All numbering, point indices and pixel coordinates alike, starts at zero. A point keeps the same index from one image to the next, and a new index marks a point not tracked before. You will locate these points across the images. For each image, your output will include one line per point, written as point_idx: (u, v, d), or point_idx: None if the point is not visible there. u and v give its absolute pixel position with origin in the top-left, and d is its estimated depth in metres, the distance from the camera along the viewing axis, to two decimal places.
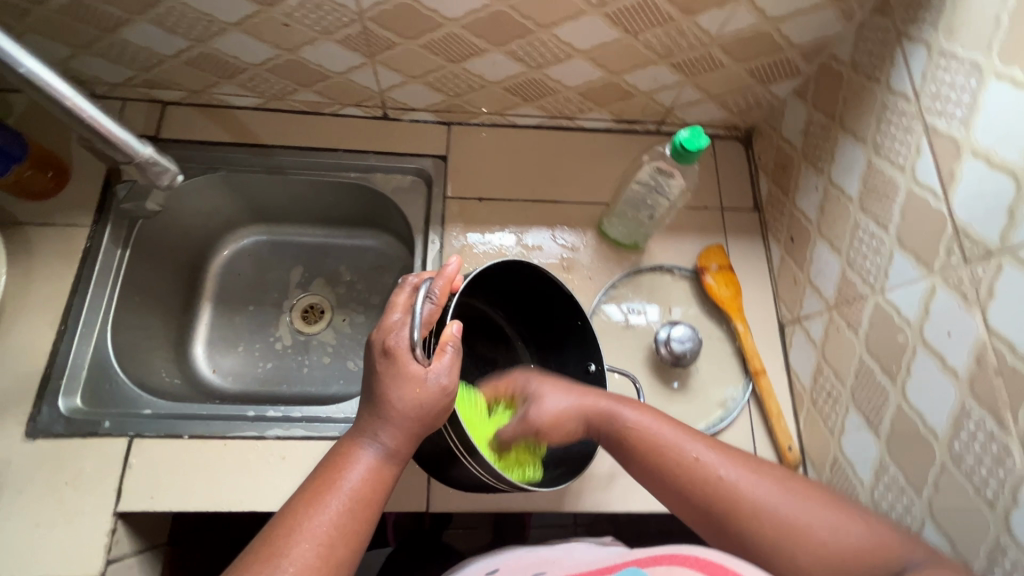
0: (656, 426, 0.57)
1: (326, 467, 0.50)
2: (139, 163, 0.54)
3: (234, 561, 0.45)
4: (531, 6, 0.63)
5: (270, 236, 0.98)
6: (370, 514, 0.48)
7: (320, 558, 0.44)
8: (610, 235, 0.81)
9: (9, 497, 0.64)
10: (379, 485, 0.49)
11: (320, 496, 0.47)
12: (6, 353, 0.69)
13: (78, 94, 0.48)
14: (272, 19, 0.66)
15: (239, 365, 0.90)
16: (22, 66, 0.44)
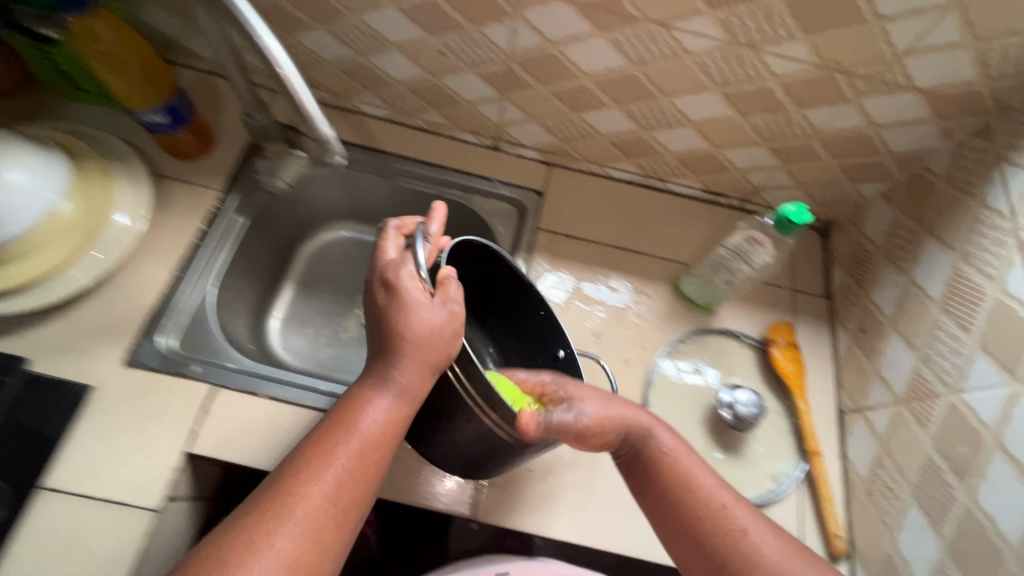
0: (677, 449, 0.58)
1: (341, 408, 0.51)
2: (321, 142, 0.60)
3: (247, 496, 0.46)
4: (661, 76, 0.71)
5: (359, 235, 1.05)
6: (385, 452, 0.50)
7: (332, 496, 0.46)
8: (684, 293, 0.85)
9: (97, 415, 0.68)
10: (396, 420, 0.51)
11: (333, 440, 0.48)
12: (124, 287, 0.75)
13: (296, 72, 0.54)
14: (431, 47, 0.75)
15: (306, 346, 0.96)
16: (260, 38, 0.53)
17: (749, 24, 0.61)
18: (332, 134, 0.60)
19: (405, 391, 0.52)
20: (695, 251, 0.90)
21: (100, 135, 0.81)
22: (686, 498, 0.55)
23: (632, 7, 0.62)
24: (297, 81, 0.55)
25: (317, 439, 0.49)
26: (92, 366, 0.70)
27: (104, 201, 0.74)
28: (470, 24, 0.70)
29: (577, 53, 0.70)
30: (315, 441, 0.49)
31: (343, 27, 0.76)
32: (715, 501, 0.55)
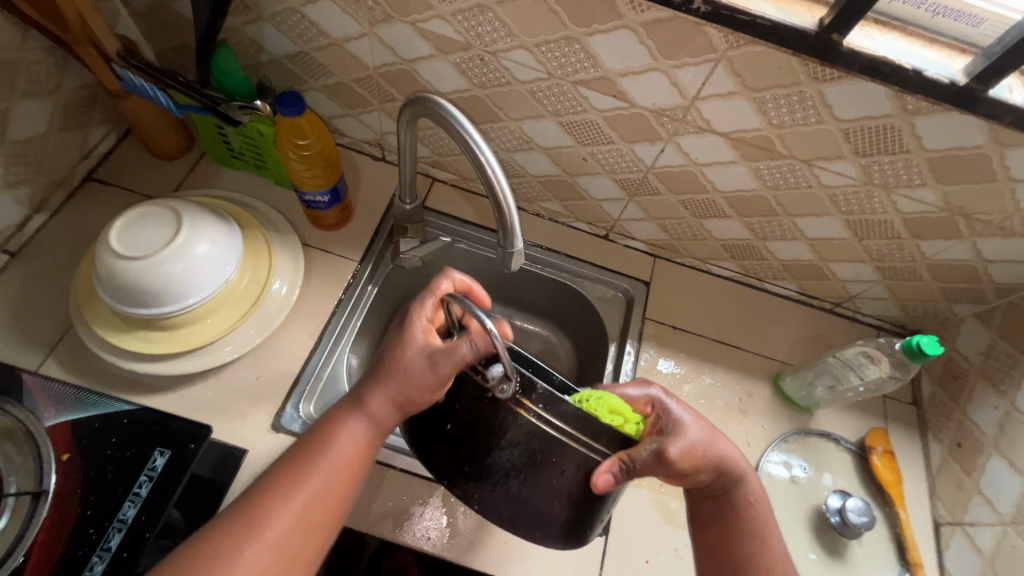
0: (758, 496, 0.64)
1: (318, 433, 0.59)
2: (505, 249, 0.64)
3: (264, 490, 0.55)
4: (791, 200, 0.77)
5: None
6: (354, 475, 0.58)
7: (319, 509, 0.56)
8: (785, 392, 0.89)
9: (247, 477, 0.71)
10: (364, 448, 0.59)
11: (308, 455, 0.57)
12: (273, 350, 0.80)
13: (502, 181, 0.59)
14: (576, 154, 0.82)
15: None
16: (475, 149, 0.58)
17: (889, 171, 0.68)
18: (520, 250, 0.64)
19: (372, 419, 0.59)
20: (791, 350, 0.94)
21: (256, 205, 0.87)
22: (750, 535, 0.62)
23: (783, 147, 0.69)
24: (510, 206, 0.60)
25: (305, 457, 0.57)
26: (243, 428, 0.74)
27: (265, 275, 0.81)
28: (622, 141, 0.77)
29: (716, 174, 0.77)
30: (293, 460, 0.57)
31: (496, 129, 0.83)
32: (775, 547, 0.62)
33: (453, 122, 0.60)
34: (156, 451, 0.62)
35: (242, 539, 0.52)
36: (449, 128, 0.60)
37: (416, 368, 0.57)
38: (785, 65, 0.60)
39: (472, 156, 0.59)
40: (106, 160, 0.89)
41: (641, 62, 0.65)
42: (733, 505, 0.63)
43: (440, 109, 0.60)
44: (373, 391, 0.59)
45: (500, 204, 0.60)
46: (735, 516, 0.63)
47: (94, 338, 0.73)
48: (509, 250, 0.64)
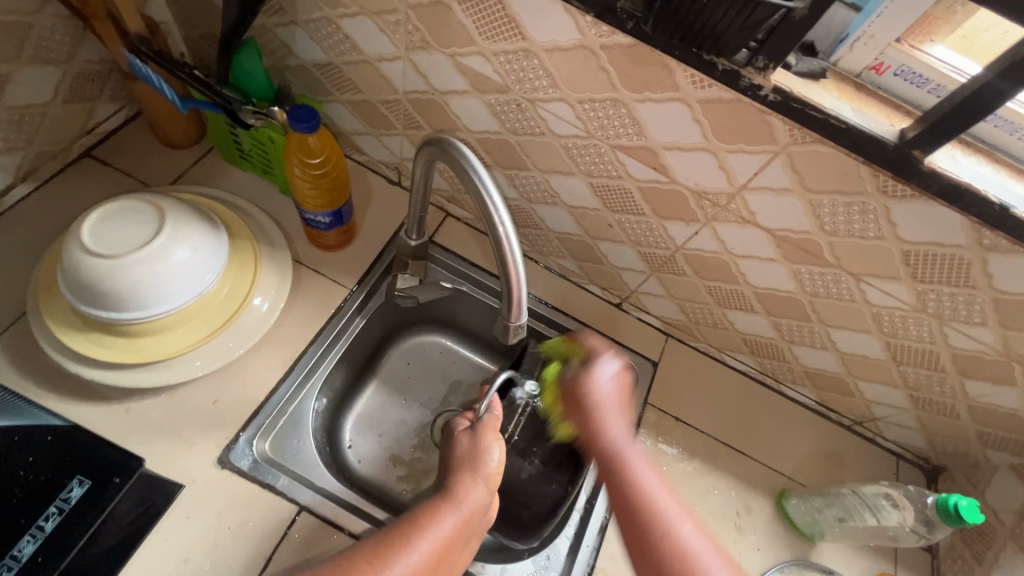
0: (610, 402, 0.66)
1: (421, 506, 0.61)
2: (508, 323, 0.58)
3: (357, 552, 0.55)
4: (828, 310, 0.70)
5: (451, 341, 0.98)
6: (453, 553, 0.59)
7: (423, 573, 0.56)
8: (788, 515, 0.80)
9: (177, 516, 0.63)
10: (463, 530, 0.61)
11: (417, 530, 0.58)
12: (239, 373, 0.73)
13: (513, 238, 0.52)
14: (602, 218, 0.76)
15: (376, 454, 0.86)
16: (489, 198, 0.51)
17: (946, 303, 0.61)
18: (524, 323, 0.58)
19: (466, 505, 0.62)
20: (800, 465, 0.85)
21: (253, 212, 0.81)
22: (638, 496, 0.59)
23: (831, 255, 0.63)
24: (520, 278, 0.54)
25: (411, 523, 0.59)
26: (185, 458, 0.66)
27: (247, 288, 0.74)
28: (653, 216, 0.70)
29: (750, 268, 0.70)
30: (404, 522, 0.59)
31: (521, 177, 0.77)
32: (660, 508, 0.58)
33: (472, 176, 0.53)
34: (75, 480, 0.60)
35: None
36: (468, 181, 0.53)
37: (477, 454, 0.67)
38: (851, 172, 0.53)
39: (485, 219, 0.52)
40: (109, 139, 0.84)
41: (692, 140, 0.59)
42: (608, 471, 0.62)
43: (460, 158, 0.54)
44: (462, 479, 0.65)
45: (509, 273, 0.54)
46: (618, 481, 0.61)
47: (45, 334, 0.67)
48: (511, 322, 0.58)
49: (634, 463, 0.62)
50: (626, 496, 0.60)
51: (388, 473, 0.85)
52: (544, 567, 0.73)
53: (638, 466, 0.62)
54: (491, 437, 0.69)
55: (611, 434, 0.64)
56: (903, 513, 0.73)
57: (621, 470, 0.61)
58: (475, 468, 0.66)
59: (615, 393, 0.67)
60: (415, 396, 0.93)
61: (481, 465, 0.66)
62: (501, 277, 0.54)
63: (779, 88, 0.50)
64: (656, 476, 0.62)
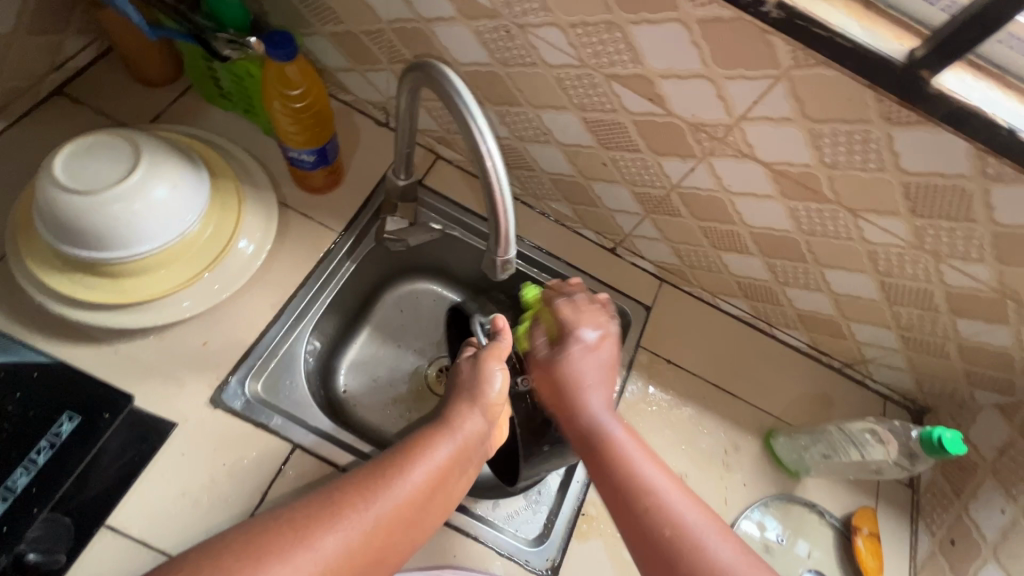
0: (617, 429, 0.59)
1: (416, 441, 0.57)
2: (495, 260, 0.57)
3: (343, 486, 0.51)
4: (823, 250, 0.69)
5: (444, 288, 0.97)
6: (447, 484, 0.55)
7: (410, 507, 0.51)
8: (776, 453, 0.82)
9: (171, 454, 0.64)
10: (460, 459, 0.57)
11: (410, 461, 0.54)
12: (228, 315, 0.72)
13: (499, 165, 0.51)
14: (596, 157, 0.73)
15: (370, 397, 0.87)
16: (475, 122, 0.49)
17: (944, 239, 0.60)
18: (513, 258, 0.57)
19: (462, 434, 0.58)
20: (789, 406, 0.87)
21: (231, 148, 0.79)
22: (621, 468, 0.56)
23: (829, 190, 0.61)
24: (508, 210, 0.52)
25: (404, 454, 0.55)
26: (177, 398, 0.67)
27: (231, 231, 0.72)
28: (648, 152, 0.68)
29: (746, 206, 0.68)
30: (395, 454, 0.55)
31: (513, 113, 0.74)
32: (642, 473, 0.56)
33: (461, 106, 0.50)
34: (64, 416, 0.60)
35: (326, 518, 0.48)
36: (455, 110, 0.50)
37: (478, 380, 0.63)
38: (855, 97, 0.51)
39: (472, 148, 0.50)
40: (81, 75, 0.80)
41: (689, 66, 0.56)
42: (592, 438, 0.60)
43: (446, 85, 0.51)
44: (461, 408, 0.61)
45: (497, 206, 0.52)
46: (603, 452, 0.58)
47: (26, 276, 0.65)
48: (499, 257, 0.57)
49: (616, 436, 0.59)
50: (606, 465, 0.57)
51: (383, 416, 0.86)
52: (535, 501, 0.77)
53: (620, 440, 0.58)
54: (494, 363, 0.65)
55: (592, 399, 0.62)
56: (887, 447, 0.73)
57: (605, 444, 0.58)
58: (479, 389, 0.62)
59: (597, 367, 0.65)
60: (409, 341, 0.93)
61: (485, 394, 0.62)
62: (489, 210, 0.53)
63: (783, 5, 0.47)
64: (641, 448, 0.59)
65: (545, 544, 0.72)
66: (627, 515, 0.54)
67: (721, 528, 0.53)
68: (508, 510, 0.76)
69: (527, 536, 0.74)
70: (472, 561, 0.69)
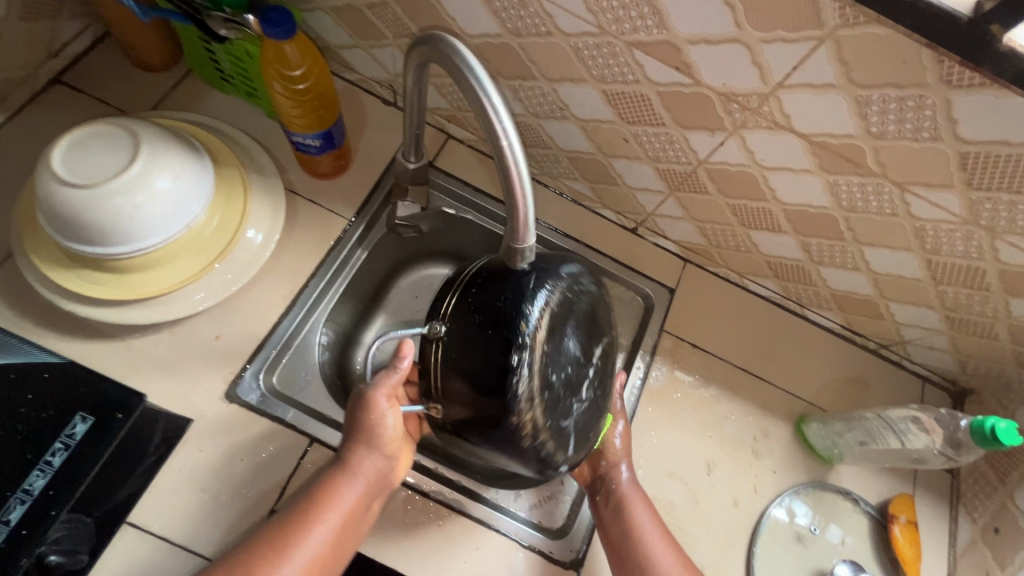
0: (638, 503, 0.68)
1: (320, 486, 0.59)
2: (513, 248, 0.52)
3: (247, 547, 0.55)
4: (864, 227, 0.64)
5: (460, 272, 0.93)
6: (356, 523, 0.59)
7: (320, 555, 0.56)
8: (807, 439, 0.79)
9: (188, 450, 0.63)
10: (366, 496, 0.60)
11: (316, 514, 0.57)
12: (238, 309, 0.71)
13: (515, 142, 0.47)
14: (617, 132, 0.69)
15: None
16: (486, 100, 0.46)
17: (1002, 213, 0.54)
18: (531, 247, 0.52)
19: (364, 475, 0.60)
20: (820, 390, 0.83)
21: (233, 135, 0.76)
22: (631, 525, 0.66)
23: (875, 163, 0.56)
24: (525, 189, 0.48)
25: (309, 505, 0.57)
26: (192, 393, 0.66)
27: (238, 220, 0.70)
28: (674, 125, 0.63)
29: (781, 182, 0.64)
30: (303, 505, 0.58)
31: (528, 88, 0.69)
32: (638, 522, 0.66)
33: (471, 81, 0.46)
34: (78, 416, 0.53)
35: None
36: (465, 85, 0.47)
37: (370, 425, 0.61)
38: (910, 59, 0.45)
39: (485, 126, 0.47)
40: (79, 63, 0.78)
41: (721, 30, 0.50)
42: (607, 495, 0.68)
43: (455, 58, 0.47)
44: (358, 449, 0.61)
45: (513, 188, 0.48)
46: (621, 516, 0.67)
47: (32, 272, 0.64)
48: (517, 245, 0.52)
49: (635, 506, 0.67)
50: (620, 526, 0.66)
51: None
52: (559, 492, 0.74)
53: (637, 508, 0.67)
54: (386, 403, 0.62)
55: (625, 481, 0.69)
56: (931, 436, 0.69)
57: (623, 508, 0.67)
58: (375, 431, 0.61)
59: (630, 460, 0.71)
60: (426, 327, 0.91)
61: (378, 434, 0.62)
62: (505, 194, 0.49)
63: None
64: (650, 515, 0.67)
65: (567, 537, 0.71)
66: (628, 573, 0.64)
67: None
68: (530, 500, 0.73)
69: (550, 527, 0.72)
70: (495, 554, 0.67)
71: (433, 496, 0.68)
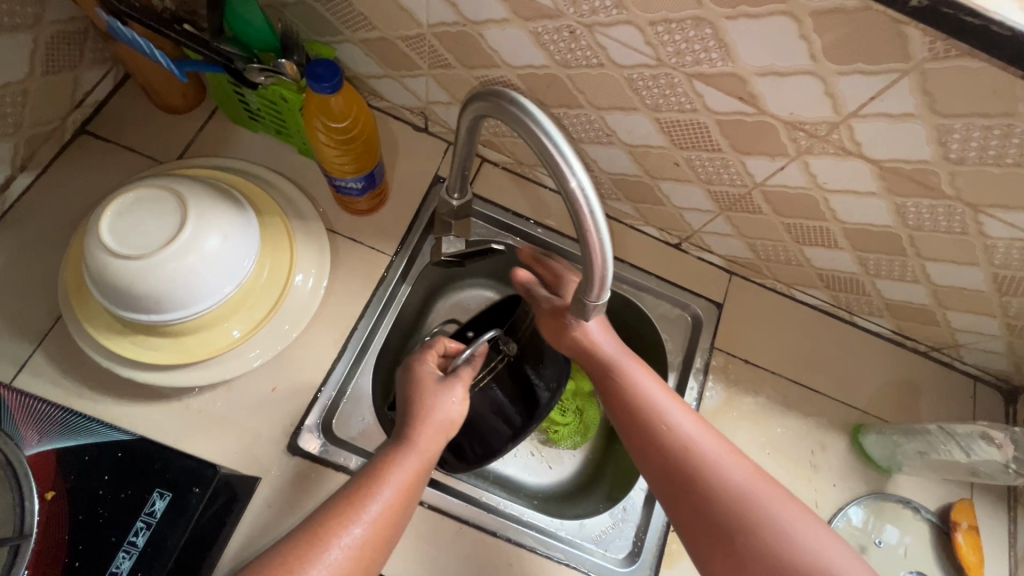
0: (658, 395, 0.63)
1: (375, 462, 0.58)
2: (587, 305, 0.50)
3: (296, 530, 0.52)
4: (929, 244, 0.63)
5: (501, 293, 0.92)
6: (412, 498, 0.57)
7: (374, 532, 0.53)
8: (864, 450, 0.79)
9: (257, 507, 0.63)
10: (424, 471, 0.59)
11: (370, 485, 0.55)
12: (291, 359, 0.70)
13: (596, 207, 0.43)
14: (668, 157, 0.67)
15: None
16: (568, 168, 0.42)
17: None
18: (604, 302, 0.50)
19: (424, 449, 0.59)
20: (873, 398, 0.83)
21: (271, 178, 0.74)
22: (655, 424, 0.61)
23: (949, 186, 0.54)
24: (606, 256, 0.46)
25: (367, 478, 0.56)
26: (255, 449, 0.65)
27: (287, 267, 0.68)
28: (731, 151, 0.61)
29: (843, 203, 0.62)
30: (360, 478, 0.56)
31: (573, 115, 0.67)
32: (681, 431, 0.61)
33: (555, 157, 0.43)
34: (155, 493, 0.53)
35: (297, 561, 0.49)
36: (547, 161, 0.43)
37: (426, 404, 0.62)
38: (1002, 90, 0.43)
39: (569, 204, 0.43)
40: (102, 109, 0.75)
41: (794, 62, 0.48)
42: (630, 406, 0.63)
43: (536, 132, 0.43)
44: (418, 425, 0.60)
45: (593, 253, 0.45)
46: (640, 421, 0.62)
47: (86, 339, 0.63)
48: (590, 302, 0.50)
49: (654, 398, 0.63)
50: (646, 432, 0.61)
51: None
52: (622, 519, 0.75)
53: (655, 398, 0.63)
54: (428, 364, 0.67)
55: (631, 376, 0.65)
56: (1002, 451, 0.68)
57: (641, 406, 0.63)
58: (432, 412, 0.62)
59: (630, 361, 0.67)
60: None
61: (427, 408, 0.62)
62: (584, 257, 0.46)
63: None
64: (672, 401, 0.63)
65: (637, 563, 0.71)
66: (674, 475, 0.59)
67: (760, 476, 0.58)
68: (595, 530, 0.74)
69: (617, 556, 0.73)
70: None
71: (498, 533, 0.69)
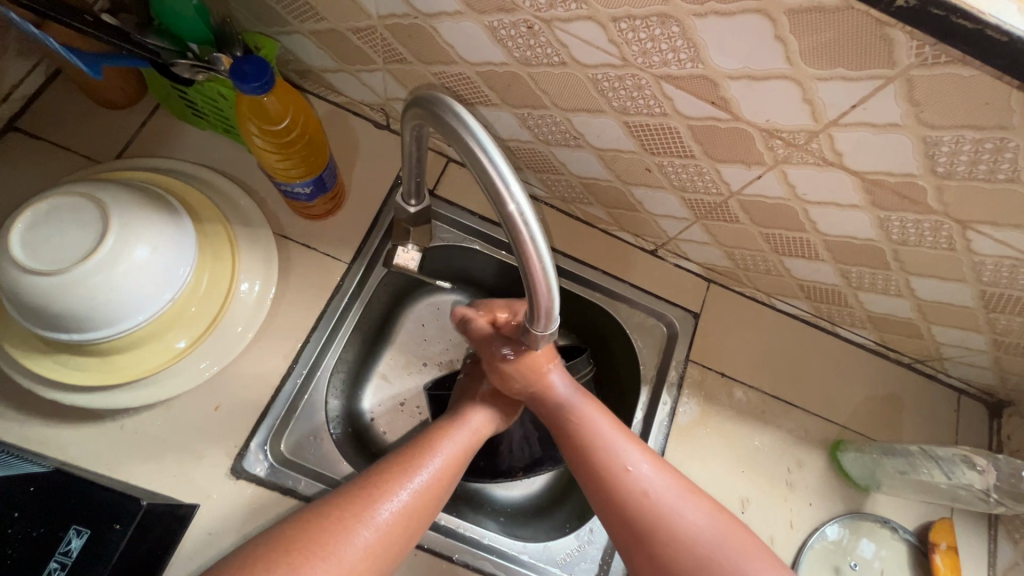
0: (594, 415, 0.61)
1: (393, 460, 0.56)
2: (534, 333, 0.47)
3: (296, 522, 0.49)
4: (913, 258, 0.59)
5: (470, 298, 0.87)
6: (430, 508, 0.55)
7: (382, 539, 0.51)
8: (843, 467, 0.75)
9: (197, 535, 0.59)
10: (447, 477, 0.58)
11: (390, 486, 0.53)
12: (237, 375, 0.65)
13: (539, 236, 0.39)
14: (639, 162, 0.62)
15: (403, 426, 0.80)
16: (506, 193, 0.38)
17: None
18: (554, 331, 0.47)
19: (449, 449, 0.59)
20: (854, 412, 0.79)
21: (214, 180, 0.69)
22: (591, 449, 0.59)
23: (935, 200, 0.50)
24: (551, 289, 0.42)
25: (385, 475, 0.54)
26: (196, 473, 0.61)
27: (228, 278, 0.64)
28: (704, 158, 0.57)
29: (823, 215, 0.58)
30: (372, 477, 0.54)
31: (538, 116, 0.62)
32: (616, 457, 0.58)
33: (496, 181, 0.38)
34: (71, 530, 0.48)
35: (308, 554, 0.47)
36: (487, 185, 0.39)
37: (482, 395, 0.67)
38: (996, 101, 0.39)
39: (510, 232, 0.39)
40: (31, 104, 0.69)
41: (769, 65, 0.43)
42: (558, 420, 0.62)
43: (474, 150, 0.39)
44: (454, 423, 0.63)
45: (536, 285, 0.41)
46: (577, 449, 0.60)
47: (7, 358, 0.59)
48: (538, 331, 0.47)
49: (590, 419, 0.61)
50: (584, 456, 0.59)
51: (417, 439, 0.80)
52: (588, 542, 0.72)
53: (589, 418, 0.61)
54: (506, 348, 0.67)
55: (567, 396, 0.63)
56: (984, 476, 0.67)
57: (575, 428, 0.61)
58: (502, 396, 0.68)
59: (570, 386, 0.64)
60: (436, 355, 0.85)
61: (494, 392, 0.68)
62: (527, 286, 0.42)
63: None
64: (606, 420, 0.61)
65: None
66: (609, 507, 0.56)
67: (713, 511, 0.56)
68: (560, 553, 0.71)
69: None
70: None
71: (456, 559, 0.66)
